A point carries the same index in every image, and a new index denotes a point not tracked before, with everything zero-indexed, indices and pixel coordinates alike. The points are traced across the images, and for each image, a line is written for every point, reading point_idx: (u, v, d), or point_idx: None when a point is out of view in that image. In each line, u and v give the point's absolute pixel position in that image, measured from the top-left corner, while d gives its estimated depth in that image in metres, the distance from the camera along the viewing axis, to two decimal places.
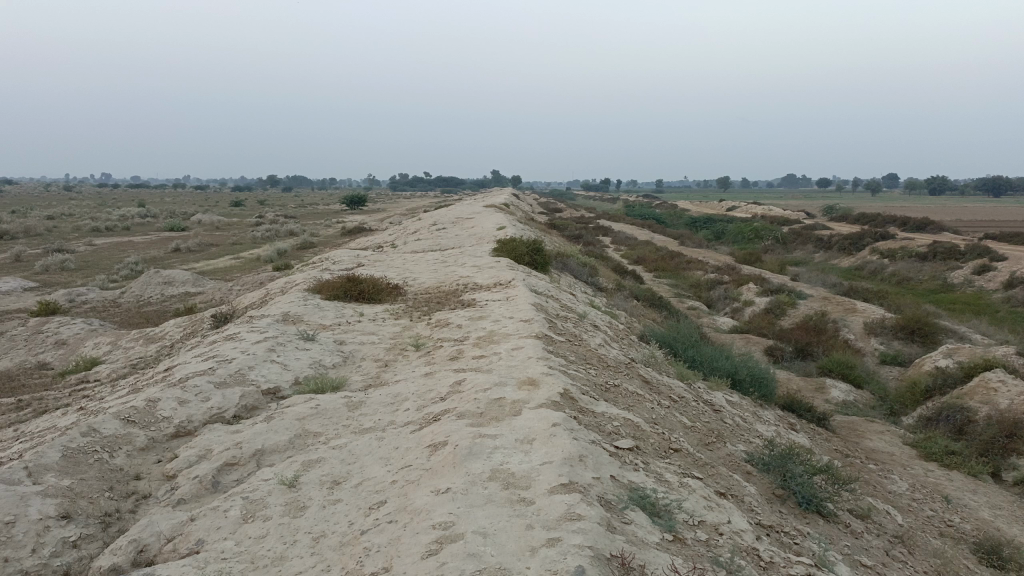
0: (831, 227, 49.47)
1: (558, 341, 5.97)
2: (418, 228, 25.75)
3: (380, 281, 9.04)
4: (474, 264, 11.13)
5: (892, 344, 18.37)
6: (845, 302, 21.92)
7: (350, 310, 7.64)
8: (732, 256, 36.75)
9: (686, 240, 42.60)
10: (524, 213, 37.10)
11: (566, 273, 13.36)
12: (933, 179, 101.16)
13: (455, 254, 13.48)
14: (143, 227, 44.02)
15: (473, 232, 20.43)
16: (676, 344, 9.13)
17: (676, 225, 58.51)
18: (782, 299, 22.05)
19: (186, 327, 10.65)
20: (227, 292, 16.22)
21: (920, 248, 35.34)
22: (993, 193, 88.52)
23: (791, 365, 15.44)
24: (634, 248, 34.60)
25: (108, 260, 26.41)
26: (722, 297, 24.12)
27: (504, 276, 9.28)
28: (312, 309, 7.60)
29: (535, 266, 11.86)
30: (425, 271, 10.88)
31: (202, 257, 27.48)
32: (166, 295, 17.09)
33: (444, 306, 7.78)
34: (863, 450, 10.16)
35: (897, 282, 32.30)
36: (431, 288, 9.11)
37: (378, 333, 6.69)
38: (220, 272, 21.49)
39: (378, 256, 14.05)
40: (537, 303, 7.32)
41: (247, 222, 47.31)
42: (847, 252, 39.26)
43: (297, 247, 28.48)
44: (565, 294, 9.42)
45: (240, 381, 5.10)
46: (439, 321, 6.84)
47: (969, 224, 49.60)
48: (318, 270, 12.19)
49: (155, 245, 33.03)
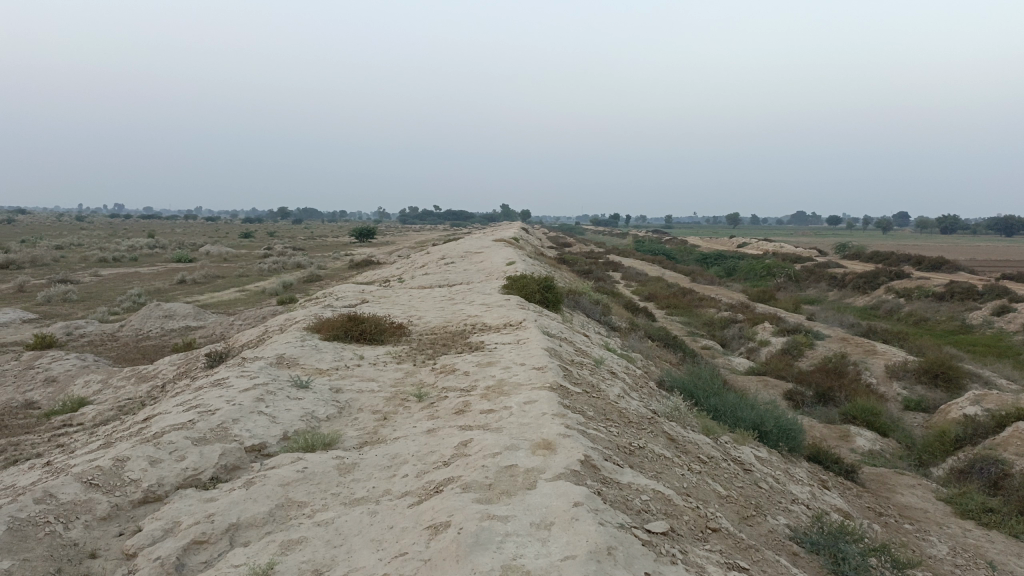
0: (844, 265, 48.91)
1: (575, 393, 5.43)
2: (426, 262, 25.36)
3: (384, 320, 8.55)
4: (483, 302, 10.62)
5: (915, 388, 17.71)
6: (864, 343, 21.30)
7: (349, 353, 7.13)
8: (745, 293, 36.20)
9: (698, 276, 42.06)
10: (534, 248, 36.73)
11: (578, 311, 12.85)
12: (944, 218, 100.55)
13: (463, 290, 12.99)
14: (151, 257, 43.95)
15: (482, 268, 20.02)
16: (697, 391, 8.58)
17: (686, 261, 58.12)
18: (799, 339, 21.43)
19: (179, 366, 10.18)
20: (228, 327, 15.79)
21: (937, 287, 34.71)
22: (1006, 233, 87.72)
23: (812, 411, 14.82)
24: (646, 284, 34.11)
25: (112, 291, 26.07)
26: (737, 336, 23.53)
27: (514, 316, 8.77)
28: (310, 351, 7.09)
29: (547, 305, 11.36)
30: (432, 309, 10.39)
31: (207, 289, 27.12)
32: (167, 329, 16.68)
33: (450, 349, 7.25)
34: (894, 507, 9.52)
35: (914, 323, 31.64)
36: (437, 328, 8.60)
37: (378, 380, 6.17)
38: (224, 305, 21.09)
39: (384, 292, 13.60)
40: (551, 347, 6.78)
41: (255, 253, 47.18)
42: (861, 290, 38.65)
43: (304, 280, 28.09)
44: (580, 335, 8.88)
45: (222, 438, 4.59)
46: (445, 368, 6.30)
47: (984, 263, 48.95)
48: (322, 306, 11.72)
49: (161, 276, 32.79)
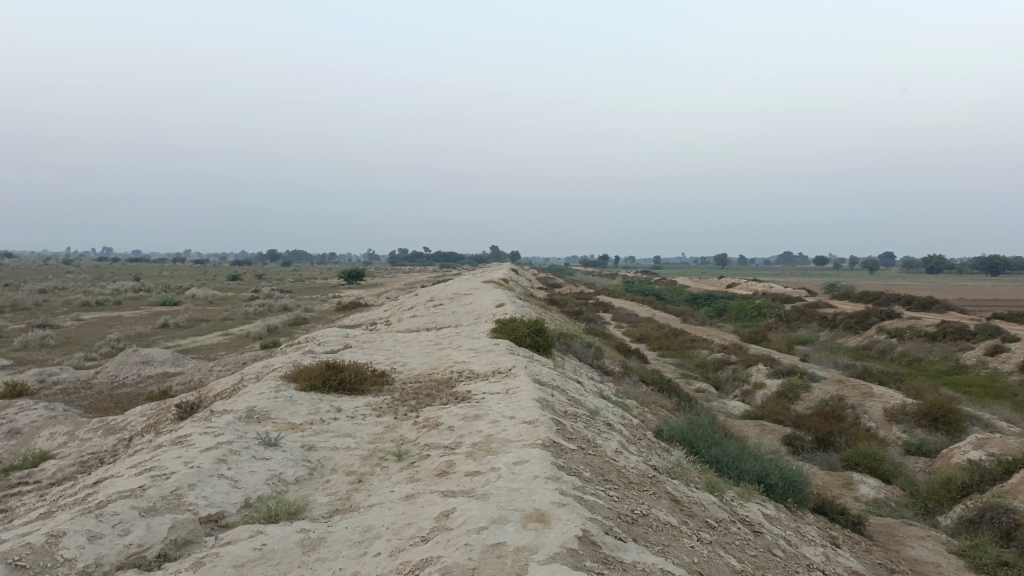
0: (834, 305, 48.80)
1: (571, 450, 4.95)
2: (414, 304, 24.91)
3: (365, 367, 8.08)
4: (471, 347, 10.18)
5: (915, 432, 17.26)
6: (860, 385, 20.90)
7: (325, 405, 6.63)
8: (737, 334, 35.84)
9: (689, 316, 41.78)
10: (523, 289, 36.45)
11: (570, 355, 12.41)
12: (931, 258, 101.11)
13: (451, 333, 12.53)
14: (135, 301, 43.36)
15: (470, 310, 19.57)
16: (697, 442, 8.11)
17: (676, 302, 57.85)
18: (794, 381, 20.99)
19: (150, 417, 9.63)
20: (207, 374, 15.22)
21: (928, 327, 34.50)
22: (992, 272, 88.12)
23: (812, 457, 14.32)
24: (637, 324, 33.75)
25: (91, 336, 25.44)
26: (731, 378, 23.06)
27: (504, 363, 8.28)
28: (282, 403, 6.59)
29: (537, 349, 10.91)
30: (417, 355, 9.91)
31: (189, 333, 26.50)
32: (144, 376, 16.09)
33: (434, 400, 6.75)
34: (906, 563, 9.00)
35: (907, 363, 31.31)
36: (421, 377, 8.11)
37: (355, 436, 5.67)
38: (205, 349, 20.53)
39: (368, 336, 13.14)
40: (542, 397, 6.31)
41: (241, 296, 46.62)
42: (853, 331, 38.43)
43: (289, 324, 27.55)
44: (573, 383, 8.41)
45: (174, 508, 4.09)
46: (428, 421, 5.81)
47: (974, 303, 48.88)
48: (302, 351, 11.23)
49: (144, 320, 32.17)
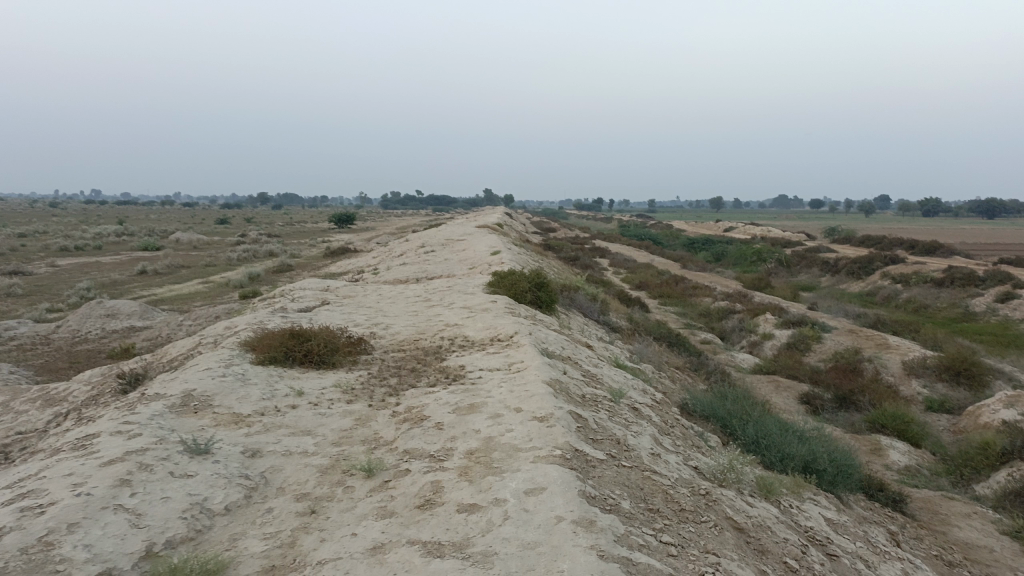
0: (835, 250, 47.60)
1: (600, 464, 3.68)
2: (404, 251, 23.50)
3: (339, 334, 6.78)
4: (464, 305, 8.88)
5: (936, 387, 16.18)
6: (875, 336, 19.78)
7: (282, 386, 5.32)
8: (739, 280, 34.61)
9: (689, 262, 40.51)
10: (519, 235, 35.08)
11: (574, 310, 11.15)
12: (927, 200, 99.47)
13: (442, 287, 11.21)
14: (115, 246, 41.78)
15: (463, 258, 18.21)
16: (731, 420, 6.94)
17: (672, 247, 56.46)
18: (805, 332, 19.83)
19: (93, 387, 8.34)
20: (176, 330, 13.90)
21: (935, 272, 33.36)
22: (990, 215, 86.44)
23: (834, 418, 13.21)
24: (635, 271, 32.50)
25: (62, 285, 23.99)
26: (737, 328, 21.88)
27: (503, 327, 6.97)
28: (229, 385, 5.29)
29: (539, 305, 9.64)
30: (401, 315, 8.61)
31: (167, 281, 25.03)
32: (108, 331, 14.77)
33: (419, 379, 5.48)
34: (959, 547, 7.88)
35: (914, 310, 30.22)
36: (405, 346, 6.82)
37: (315, 435, 4.39)
38: (180, 300, 19.16)
39: (351, 289, 11.82)
40: (554, 379, 5.02)
41: (227, 241, 45.21)
42: (856, 276, 37.28)
43: (272, 271, 26.12)
44: (586, 351, 7.14)
45: (32, 570, 2.77)
46: (410, 414, 4.54)
47: (977, 247, 47.71)
48: (273, 307, 9.92)
49: (122, 266, 30.73)
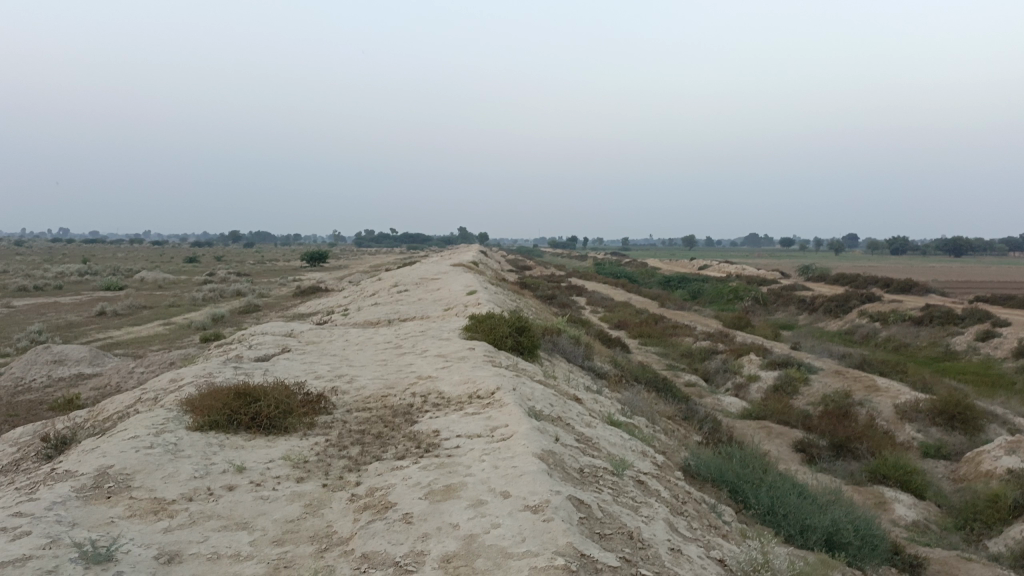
0: (810, 287, 47.47)
1: (614, 574, 2.86)
2: (376, 290, 22.64)
3: (294, 391, 5.90)
4: (439, 352, 8.05)
5: (930, 432, 15.51)
6: (862, 378, 19.19)
7: (220, 461, 4.45)
8: (718, 319, 34.06)
9: (666, 300, 39.98)
10: (495, 274, 34.36)
11: (557, 356, 10.37)
12: (895, 239, 100.65)
13: (416, 330, 10.37)
14: (76, 285, 40.41)
15: (438, 298, 17.39)
16: (741, 485, 6.16)
17: (648, 284, 56.11)
18: (792, 373, 19.16)
19: (17, 447, 7.35)
20: (126, 378, 12.87)
21: (913, 311, 33.11)
22: (956, 253, 87.95)
23: (832, 467, 12.45)
24: (613, 309, 31.86)
25: (13, 326, 22.70)
26: (720, 370, 21.17)
27: (483, 381, 6.15)
28: (154, 460, 4.40)
29: (521, 351, 8.84)
30: (369, 365, 7.76)
31: (126, 323, 23.86)
32: (53, 378, 13.69)
33: (385, 448, 4.64)
34: None
35: (894, 349, 29.84)
36: (370, 404, 5.97)
37: (253, 530, 3.52)
38: (137, 344, 18.05)
39: (317, 334, 10.94)
40: (546, 451, 4.21)
41: (194, 279, 44.01)
42: (833, 314, 36.97)
43: (238, 312, 25.04)
44: (576, 408, 6.32)
45: None
46: (372, 499, 3.69)
47: (950, 285, 47.84)
48: (229, 355, 9.01)
49: (81, 307, 29.44)
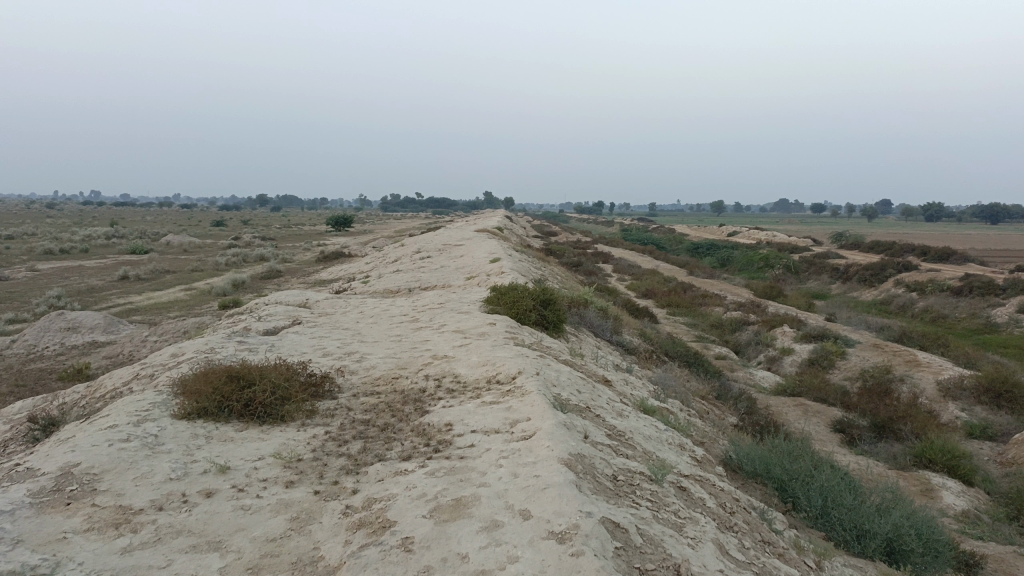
0: (844, 255, 46.17)
1: None
2: (399, 256, 22.13)
3: (296, 373, 5.34)
4: (458, 328, 7.47)
5: (976, 411, 14.70)
6: (902, 352, 18.35)
7: (202, 460, 3.92)
8: (748, 288, 33.14)
9: (695, 268, 39.08)
10: (520, 240, 33.67)
11: (584, 331, 9.76)
12: (931, 206, 98.00)
13: (435, 302, 9.79)
14: (103, 248, 40.49)
15: (460, 266, 16.79)
16: (792, 482, 5.49)
17: (675, 252, 55.13)
18: (828, 347, 18.36)
19: (10, 424, 6.93)
20: (139, 347, 12.49)
21: (952, 281, 31.91)
22: (993, 221, 85.53)
23: (873, 449, 11.78)
24: (640, 277, 31.10)
25: (34, 291, 22.54)
26: (752, 342, 20.43)
27: (504, 363, 5.56)
28: (128, 458, 3.88)
29: (545, 326, 8.25)
30: (382, 341, 7.20)
31: (146, 288, 23.62)
32: (67, 346, 13.37)
33: (389, 445, 4.07)
34: None
35: (932, 320, 28.78)
36: (379, 389, 5.41)
37: (226, 552, 2.97)
38: (154, 310, 17.71)
39: (332, 306, 10.42)
40: (575, 455, 3.61)
41: (219, 244, 43.90)
42: (868, 284, 35.84)
43: (259, 278, 24.67)
44: (606, 393, 5.72)
45: None
46: (368, 516, 3.12)
47: (990, 255, 46.22)
48: (237, 328, 8.52)
49: (104, 271, 29.33)
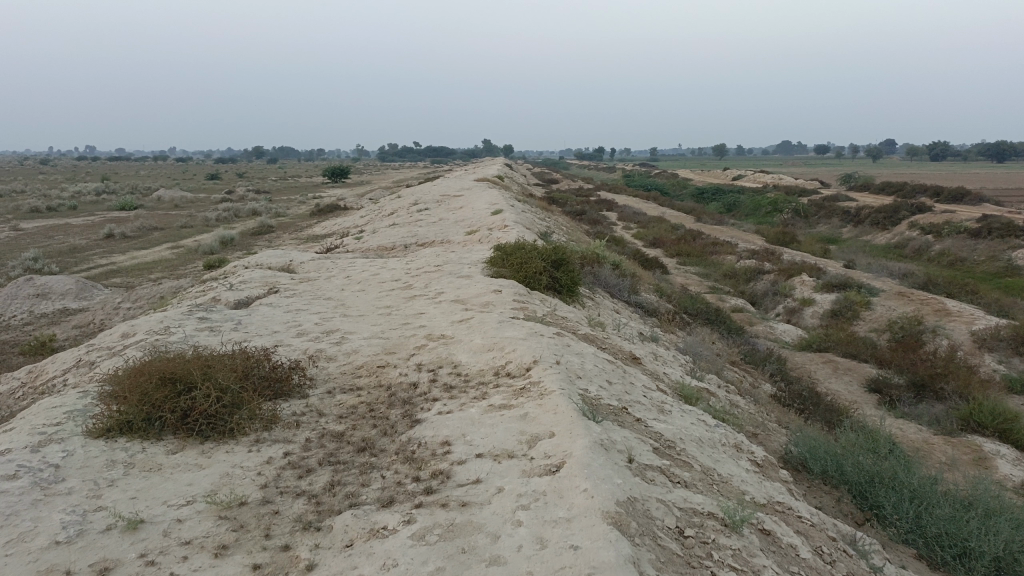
0: (854, 198, 44.73)
1: None
2: (395, 209, 20.89)
3: (251, 363, 4.25)
4: (456, 298, 6.36)
5: (1016, 362, 13.62)
6: (929, 300, 17.24)
7: (107, 511, 2.84)
8: (759, 234, 31.92)
9: (703, 214, 37.76)
10: (522, 188, 32.40)
11: (600, 292, 8.66)
12: (937, 145, 95.85)
13: (432, 263, 8.64)
14: (92, 205, 39.17)
15: (459, 219, 15.60)
16: (874, 487, 4.43)
17: (681, 197, 53.73)
18: (852, 296, 17.23)
19: None
20: (111, 316, 11.43)
21: (970, 222, 30.61)
22: (1000, 159, 83.71)
23: (914, 412, 10.77)
24: (647, 225, 29.89)
25: (12, 252, 21.40)
26: (769, 293, 19.36)
27: (514, 347, 4.48)
28: (7, 509, 2.82)
29: (558, 290, 7.17)
30: (368, 315, 6.11)
31: (130, 247, 22.45)
32: (35, 314, 12.34)
33: (366, 479, 3.00)
34: None
35: (950, 265, 27.58)
36: (359, 385, 4.33)
37: None
38: (134, 272, 16.58)
39: (318, 269, 9.31)
40: (624, 502, 2.54)
41: (213, 198, 42.53)
42: (881, 227, 34.53)
43: (249, 234, 23.47)
44: (641, 382, 4.65)
45: None
46: None
47: (1005, 194, 44.65)
48: (206, 299, 7.42)
49: (90, 229, 28.13)
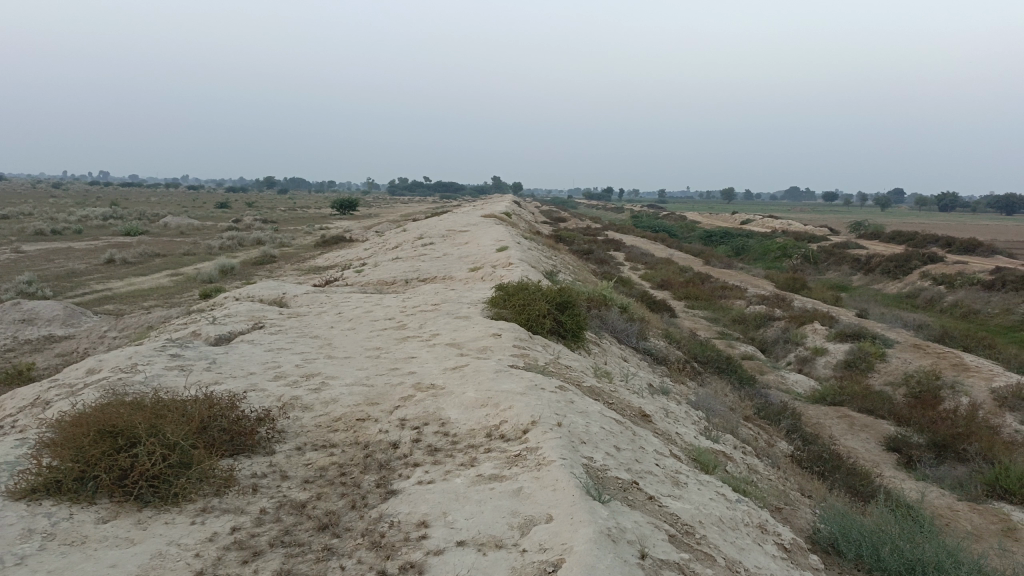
0: (864, 246, 44.28)
1: None
2: (399, 242, 20.49)
3: (210, 410, 3.74)
4: (452, 341, 5.86)
5: None
6: (945, 353, 16.66)
7: None
8: (768, 279, 31.44)
9: (711, 257, 37.33)
10: (529, 225, 32.09)
11: (607, 338, 8.16)
12: (946, 195, 95.74)
13: (430, 301, 8.16)
14: (98, 229, 38.95)
15: (462, 255, 15.16)
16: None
17: (689, 240, 53.40)
18: (866, 347, 16.67)
19: None
20: (96, 345, 10.96)
21: (983, 274, 30.08)
22: (1009, 211, 83.43)
23: (936, 474, 10.15)
24: (655, 267, 29.45)
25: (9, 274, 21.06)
26: (780, 340, 18.80)
27: (510, 403, 3.97)
28: None
29: (562, 335, 6.67)
30: (355, 358, 5.62)
31: (129, 273, 22.05)
32: (19, 340, 11.89)
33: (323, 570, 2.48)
34: None
35: (963, 317, 26.97)
36: (334, 441, 3.81)
37: None
38: (128, 299, 16.14)
39: (311, 303, 8.84)
40: None
41: (219, 226, 42.28)
42: (892, 276, 34.00)
43: (250, 263, 23.08)
44: (652, 447, 4.12)
45: None
46: None
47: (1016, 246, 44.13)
48: (185, 332, 6.94)
49: (91, 253, 27.79)
